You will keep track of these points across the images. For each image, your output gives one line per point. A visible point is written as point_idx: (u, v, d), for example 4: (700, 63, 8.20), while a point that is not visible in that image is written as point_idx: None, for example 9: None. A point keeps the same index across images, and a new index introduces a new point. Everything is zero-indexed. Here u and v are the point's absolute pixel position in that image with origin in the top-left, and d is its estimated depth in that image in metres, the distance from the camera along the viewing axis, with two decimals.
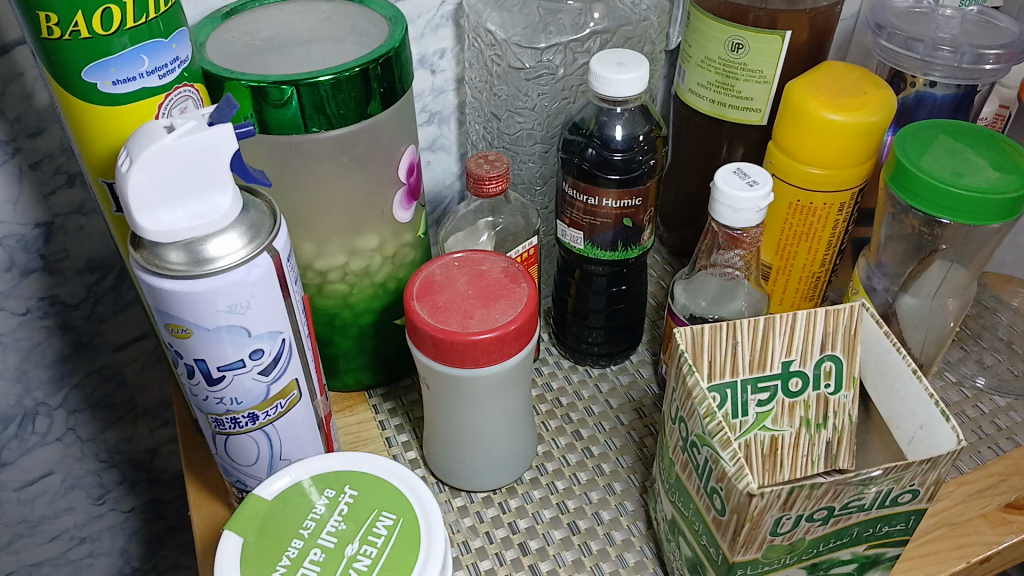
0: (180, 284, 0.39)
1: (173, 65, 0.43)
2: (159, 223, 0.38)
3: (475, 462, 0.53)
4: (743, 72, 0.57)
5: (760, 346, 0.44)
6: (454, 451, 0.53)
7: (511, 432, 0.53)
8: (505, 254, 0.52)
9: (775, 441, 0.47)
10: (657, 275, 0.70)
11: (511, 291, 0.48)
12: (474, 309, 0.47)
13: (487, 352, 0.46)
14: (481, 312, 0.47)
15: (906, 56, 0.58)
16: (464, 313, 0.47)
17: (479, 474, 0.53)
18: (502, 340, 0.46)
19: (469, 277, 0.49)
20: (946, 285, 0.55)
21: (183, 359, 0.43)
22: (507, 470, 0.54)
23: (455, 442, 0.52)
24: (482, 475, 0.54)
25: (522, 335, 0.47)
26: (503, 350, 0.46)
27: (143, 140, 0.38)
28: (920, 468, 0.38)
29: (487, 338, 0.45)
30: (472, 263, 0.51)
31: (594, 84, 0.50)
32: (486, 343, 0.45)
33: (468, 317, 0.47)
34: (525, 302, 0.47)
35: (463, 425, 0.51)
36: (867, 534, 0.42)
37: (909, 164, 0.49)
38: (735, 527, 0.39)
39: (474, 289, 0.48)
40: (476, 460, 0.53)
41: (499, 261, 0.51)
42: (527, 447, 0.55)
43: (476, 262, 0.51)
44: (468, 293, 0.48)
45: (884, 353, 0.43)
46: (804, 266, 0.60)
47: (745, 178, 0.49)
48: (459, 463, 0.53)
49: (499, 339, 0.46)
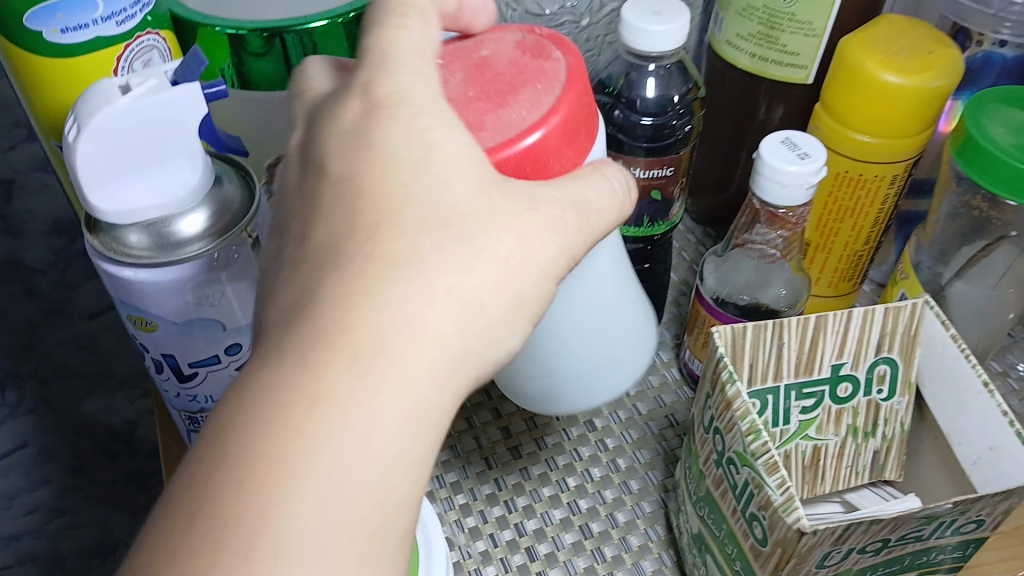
0: (143, 272, 0.34)
1: (134, 9, 0.37)
2: (116, 201, 0.33)
3: (559, 382, 0.40)
4: (790, 24, 0.50)
5: (808, 348, 0.39)
6: (525, 365, 0.40)
7: (596, 322, 0.40)
8: (506, 27, 0.37)
9: (817, 451, 0.42)
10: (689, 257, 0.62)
11: (540, 69, 0.34)
12: (482, 117, 0.32)
13: (532, 165, 0.32)
14: (493, 118, 0.32)
15: (977, 11, 0.50)
16: (477, 123, 0.32)
17: (563, 401, 0.41)
18: (547, 155, 0.32)
19: (466, 73, 0.34)
20: (1011, 272, 0.49)
21: (149, 353, 0.38)
22: (613, 379, 0.41)
23: (522, 368, 0.40)
24: (578, 402, 0.41)
25: (576, 138, 0.34)
26: (562, 155, 0.33)
27: (92, 103, 0.32)
28: (992, 500, 0.33)
29: (518, 152, 0.32)
30: (465, 53, 0.35)
31: (625, 34, 0.43)
32: (514, 158, 0.32)
33: (476, 130, 0.32)
34: (568, 77, 0.34)
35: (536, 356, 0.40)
36: (919, 561, 0.37)
37: (979, 137, 0.43)
38: (778, 561, 0.34)
39: (475, 84, 0.33)
40: (562, 373, 0.40)
41: (510, 35, 0.36)
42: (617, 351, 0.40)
43: (469, 49, 0.35)
44: (468, 95, 0.33)
45: (949, 359, 0.38)
46: (845, 245, 0.54)
47: (795, 150, 0.43)
48: (547, 393, 0.41)
49: (563, 127, 0.33)
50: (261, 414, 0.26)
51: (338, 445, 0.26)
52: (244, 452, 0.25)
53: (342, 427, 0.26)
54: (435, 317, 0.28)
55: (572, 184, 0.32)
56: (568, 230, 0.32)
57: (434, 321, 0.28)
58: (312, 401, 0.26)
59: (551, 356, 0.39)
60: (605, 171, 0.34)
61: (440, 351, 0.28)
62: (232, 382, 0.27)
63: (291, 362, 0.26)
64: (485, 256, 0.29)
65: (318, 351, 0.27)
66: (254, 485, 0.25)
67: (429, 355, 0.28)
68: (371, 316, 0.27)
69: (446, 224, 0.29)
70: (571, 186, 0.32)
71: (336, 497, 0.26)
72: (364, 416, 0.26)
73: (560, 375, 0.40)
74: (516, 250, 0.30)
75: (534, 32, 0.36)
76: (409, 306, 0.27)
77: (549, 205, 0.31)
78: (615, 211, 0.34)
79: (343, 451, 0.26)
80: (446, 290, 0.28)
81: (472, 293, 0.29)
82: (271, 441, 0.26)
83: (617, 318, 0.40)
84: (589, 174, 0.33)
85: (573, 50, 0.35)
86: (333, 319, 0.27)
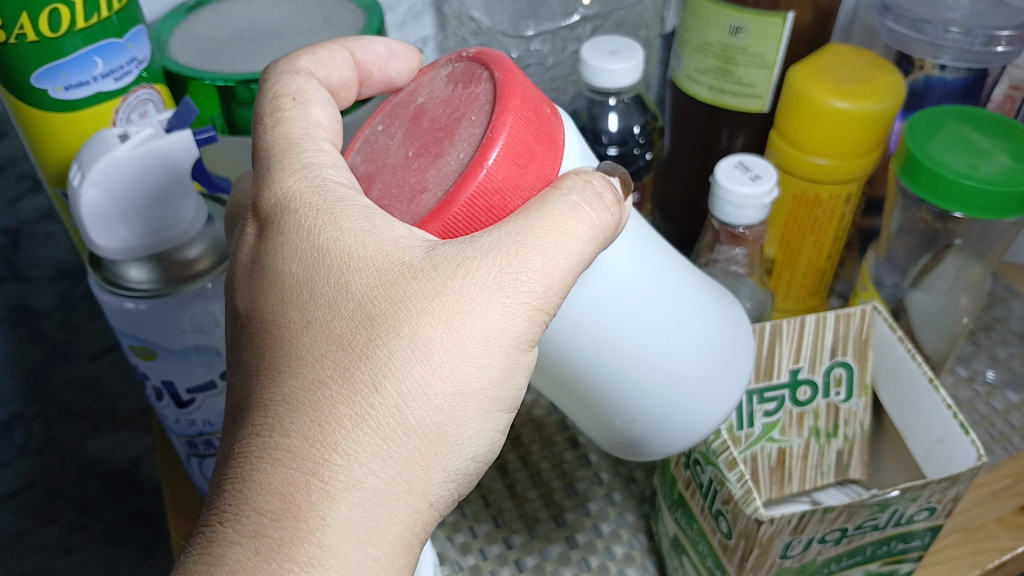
0: (142, 303, 0.39)
1: (130, 66, 0.41)
2: (117, 239, 0.37)
3: (655, 422, 0.38)
4: (743, 58, 0.53)
5: (767, 353, 0.44)
6: (603, 413, 0.38)
7: (648, 315, 0.35)
8: (436, 63, 0.38)
9: (783, 453, 0.46)
10: None
11: (470, 98, 0.35)
12: (423, 174, 0.33)
13: (486, 208, 0.32)
14: (434, 171, 0.33)
15: (914, 38, 0.54)
16: (413, 184, 0.33)
17: (664, 438, 0.38)
18: (500, 191, 0.32)
19: (405, 130, 0.36)
20: (960, 280, 0.52)
21: (151, 381, 0.43)
22: (704, 398, 0.38)
23: (603, 416, 0.38)
24: (678, 431, 0.38)
25: (531, 158, 0.32)
26: (519, 185, 0.32)
27: (94, 152, 0.36)
28: (938, 486, 0.36)
29: (462, 205, 0.31)
30: (404, 108, 0.37)
31: (584, 74, 0.47)
32: (461, 211, 0.31)
33: (420, 192, 0.33)
34: (498, 93, 0.33)
35: (595, 387, 0.37)
36: (881, 552, 0.40)
37: (921, 154, 0.46)
38: (743, 552, 0.36)
39: (413, 143, 0.35)
40: (649, 415, 0.37)
41: (441, 72, 0.38)
42: (696, 370, 0.37)
43: (410, 105, 0.37)
44: (408, 156, 0.34)
45: (898, 360, 0.42)
46: (808, 260, 0.56)
47: (747, 172, 0.46)
48: (643, 436, 0.39)
49: (509, 158, 0.32)
50: (268, 462, 0.28)
51: (344, 485, 0.28)
52: (257, 498, 0.28)
53: (349, 465, 0.28)
54: (429, 359, 0.29)
55: (532, 212, 0.31)
56: (577, 237, 0.31)
57: (436, 357, 0.29)
58: (317, 443, 0.28)
59: (630, 389, 0.36)
60: (562, 187, 0.31)
61: (444, 384, 0.29)
62: (249, 430, 0.29)
63: (304, 405, 0.29)
64: (477, 290, 0.29)
65: (313, 398, 0.29)
66: (265, 530, 0.27)
67: (433, 389, 0.29)
68: (354, 370, 0.29)
69: (426, 272, 0.30)
70: (525, 216, 0.30)
71: (350, 532, 0.27)
72: (366, 450, 0.28)
73: (655, 409, 0.37)
74: (511, 282, 0.29)
75: (461, 57, 0.37)
76: (400, 346, 0.29)
77: (530, 236, 0.30)
78: (587, 229, 0.31)
79: (352, 486, 0.28)
80: (430, 336, 0.29)
81: (462, 334, 0.29)
82: (283, 484, 0.28)
83: (672, 314, 0.36)
84: (544, 202, 0.31)
85: (503, 62, 0.35)
86: (322, 368, 0.29)
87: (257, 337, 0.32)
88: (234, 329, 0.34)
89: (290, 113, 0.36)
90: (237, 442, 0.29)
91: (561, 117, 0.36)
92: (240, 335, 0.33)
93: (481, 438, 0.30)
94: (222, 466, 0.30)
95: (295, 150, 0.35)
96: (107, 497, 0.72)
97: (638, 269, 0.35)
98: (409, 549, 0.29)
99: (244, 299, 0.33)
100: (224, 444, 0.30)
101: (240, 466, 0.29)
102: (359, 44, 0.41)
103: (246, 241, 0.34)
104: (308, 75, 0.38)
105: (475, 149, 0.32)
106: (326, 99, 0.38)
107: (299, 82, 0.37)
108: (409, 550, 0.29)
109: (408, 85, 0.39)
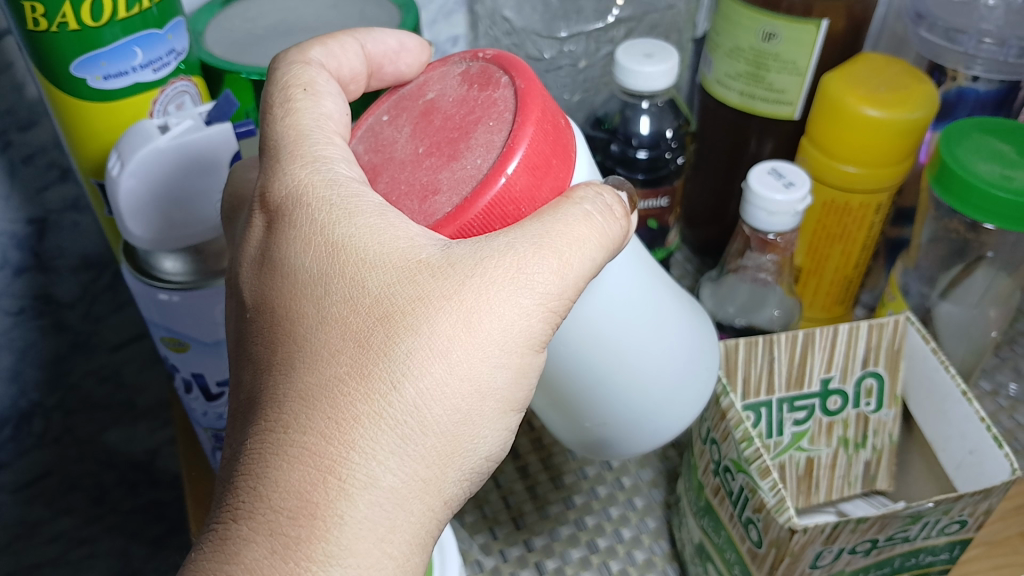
0: (176, 295, 0.40)
1: (168, 58, 0.41)
2: (148, 230, 0.38)
3: (623, 427, 0.38)
4: (775, 63, 0.53)
5: (799, 362, 0.44)
6: (577, 412, 0.38)
7: (631, 330, 0.36)
8: (451, 59, 0.38)
9: (811, 462, 0.47)
10: (681, 275, 0.66)
11: (487, 102, 0.34)
12: (436, 174, 0.33)
13: (500, 216, 0.32)
14: (447, 172, 0.33)
15: (947, 49, 0.53)
16: (422, 183, 0.33)
17: (633, 439, 0.39)
18: (516, 201, 0.32)
19: (414, 125, 0.36)
20: (989, 293, 0.52)
21: (180, 373, 0.44)
22: (678, 406, 0.39)
23: (575, 416, 0.38)
24: (646, 435, 0.39)
25: (547, 170, 0.33)
26: (534, 197, 0.32)
27: (135, 142, 0.37)
28: (972, 499, 0.35)
29: (479, 211, 0.31)
30: (412, 102, 0.37)
31: (619, 76, 0.47)
32: (478, 217, 0.31)
33: (432, 193, 0.33)
34: (518, 102, 0.33)
35: (571, 384, 0.37)
36: (909, 564, 0.39)
37: (955, 164, 0.45)
38: (773, 561, 0.36)
39: (421, 140, 0.35)
40: (622, 419, 0.38)
41: (454, 69, 0.37)
42: (673, 380, 0.38)
43: (417, 99, 0.37)
44: (419, 152, 0.34)
45: (931, 370, 0.42)
46: (834, 268, 0.56)
47: (781, 179, 0.45)
48: (609, 438, 0.39)
49: (526, 165, 0.32)
50: (283, 460, 0.28)
51: (363, 485, 0.27)
52: (272, 496, 0.27)
53: (366, 464, 0.28)
54: (449, 357, 0.29)
55: (545, 217, 0.31)
56: (588, 245, 0.31)
57: (453, 357, 0.29)
58: (333, 440, 0.28)
59: (606, 393, 0.37)
60: (574, 197, 0.32)
61: (462, 383, 0.29)
62: (264, 426, 0.29)
63: (323, 402, 0.29)
64: (496, 291, 0.29)
65: (330, 394, 0.29)
66: (282, 528, 0.27)
67: (451, 388, 0.29)
68: (371, 368, 0.29)
69: (446, 274, 0.29)
70: (539, 219, 0.31)
71: (368, 532, 0.27)
72: (385, 449, 0.28)
73: (628, 414, 0.38)
74: (527, 283, 0.29)
75: (478, 58, 0.37)
76: (418, 345, 0.29)
77: (546, 238, 0.30)
78: (597, 237, 0.31)
79: (371, 485, 0.28)
80: (448, 333, 0.29)
81: (479, 333, 0.29)
82: (301, 483, 0.27)
83: (654, 331, 0.37)
84: (559, 207, 0.31)
85: (523, 70, 0.35)
86: (338, 365, 0.29)
87: (268, 332, 0.31)
88: (240, 324, 0.33)
89: (301, 104, 0.36)
90: (249, 437, 0.29)
91: (574, 132, 0.36)
92: (247, 329, 0.33)
93: (495, 437, 0.30)
94: (235, 462, 0.29)
95: (305, 143, 0.34)
96: (122, 488, 0.72)
97: (629, 288, 0.37)
98: (424, 546, 0.29)
99: (253, 292, 0.33)
100: (236, 442, 0.30)
101: (255, 463, 0.28)
102: (370, 37, 0.40)
103: (252, 234, 0.34)
104: (318, 67, 0.38)
105: (492, 155, 0.32)
106: (336, 91, 0.37)
107: (306, 72, 0.37)
108: (423, 548, 0.29)
109: (415, 79, 0.39)
